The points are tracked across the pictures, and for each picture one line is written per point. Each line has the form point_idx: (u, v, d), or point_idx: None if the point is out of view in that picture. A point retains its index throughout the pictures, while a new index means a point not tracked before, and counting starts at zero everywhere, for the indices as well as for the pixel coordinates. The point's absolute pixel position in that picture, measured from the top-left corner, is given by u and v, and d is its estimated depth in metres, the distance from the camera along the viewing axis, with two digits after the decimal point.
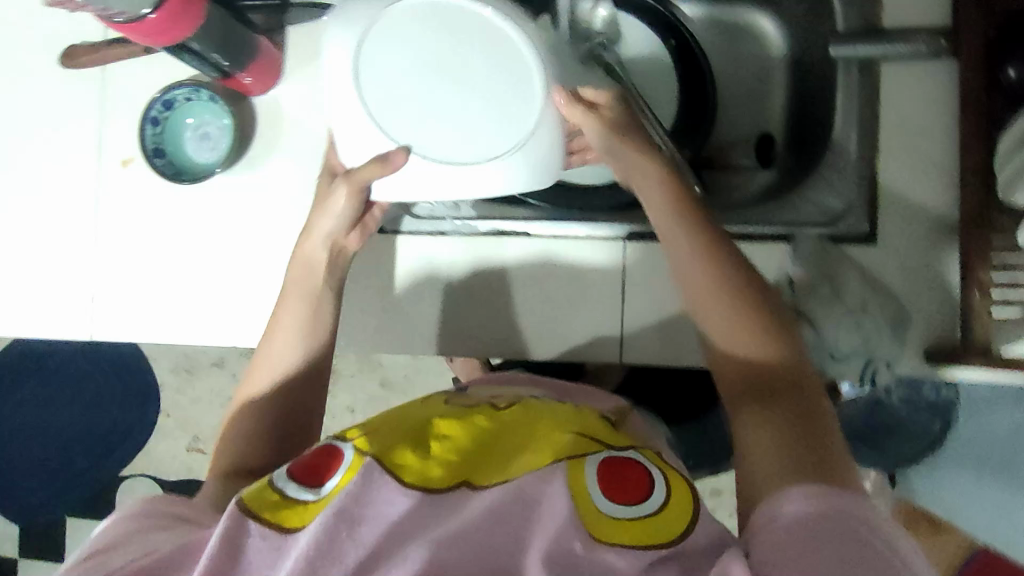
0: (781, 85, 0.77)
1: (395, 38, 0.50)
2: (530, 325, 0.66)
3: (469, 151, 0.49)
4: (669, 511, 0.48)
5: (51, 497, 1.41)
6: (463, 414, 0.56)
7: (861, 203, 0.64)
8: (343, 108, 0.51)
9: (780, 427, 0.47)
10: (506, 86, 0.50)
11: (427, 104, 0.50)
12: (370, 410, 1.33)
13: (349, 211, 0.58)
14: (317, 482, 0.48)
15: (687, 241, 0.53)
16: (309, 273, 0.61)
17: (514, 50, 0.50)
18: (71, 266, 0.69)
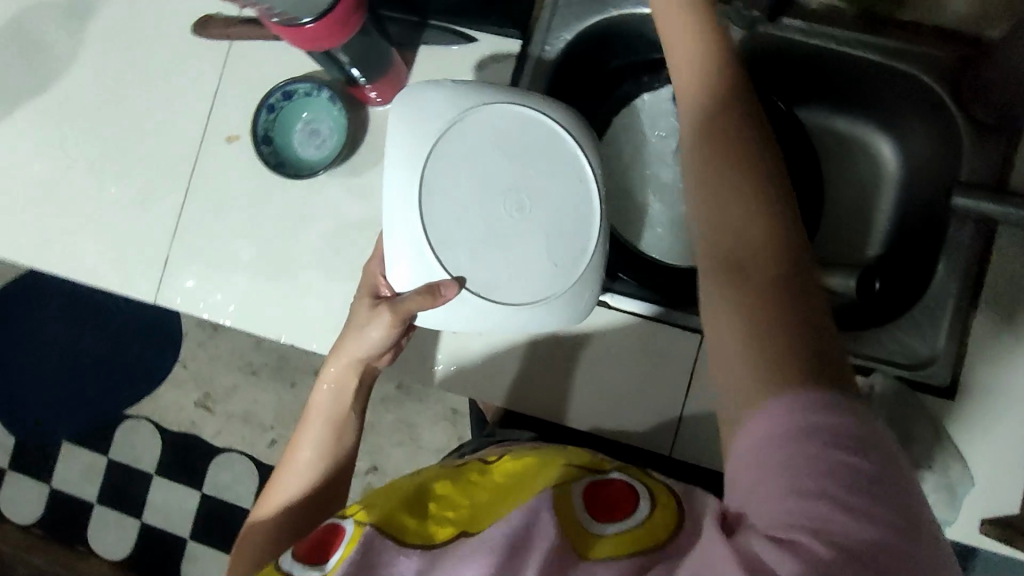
0: (885, 212, 0.77)
1: (455, 156, 0.52)
2: (583, 394, 0.67)
3: (527, 288, 0.52)
4: (658, 517, 0.47)
5: (51, 417, 1.41)
6: (456, 471, 0.57)
7: (951, 354, 0.63)
8: (393, 238, 0.52)
9: (769, 324, 0.38)
10: (566, 212, 0.52)
11: (487, 231, 0.52)
12: (382, 409, 1.32)
13: (384, 341, 0.58)
14: (320, 559, 0.50)
15: (705, 112, 0.45)
16: (336, 401, 0.63)
17: (572, 173, 0.53)
18: (153, 228, 0.70)
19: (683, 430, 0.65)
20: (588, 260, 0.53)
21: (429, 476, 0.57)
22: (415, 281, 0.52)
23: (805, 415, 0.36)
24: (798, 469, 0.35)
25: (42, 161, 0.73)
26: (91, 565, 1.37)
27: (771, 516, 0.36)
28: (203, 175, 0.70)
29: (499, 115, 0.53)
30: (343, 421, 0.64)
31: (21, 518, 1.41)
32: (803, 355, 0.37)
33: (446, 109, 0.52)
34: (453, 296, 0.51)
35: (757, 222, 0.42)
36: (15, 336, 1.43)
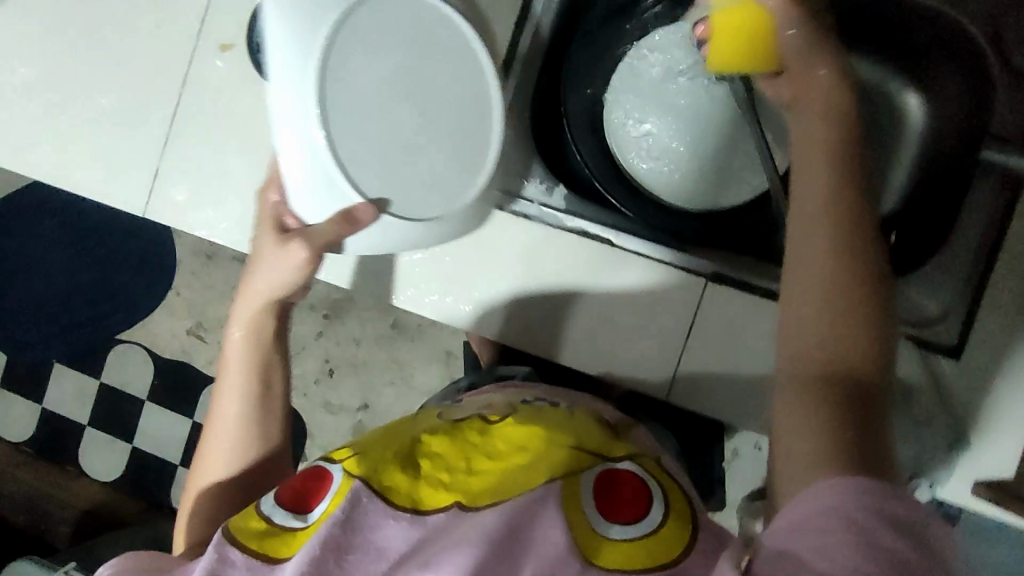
0: (908, 163, 0.72)
1: (344, 57, 0.53)
2: (578, 335, 0.65)
3: (433, 199, 0.58)
4: (672, 526, 0.49)
5: (42, 338, 1.40)
6: (455, 427, 0.56)
7: (960, 309, 0.61)
8: (296, 159, 0.53)
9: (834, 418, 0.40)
10: (465, 110, 0.58)
11: (395, 143, 0.56)
12: (374, 347, 1.31)
13: (295, 283, 0.59)
14: (303, 509, 0.50)
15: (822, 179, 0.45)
16: (255, 346, 0.62)
17: (467, 67, 0.58)
18: (145, 142, 0.67)
19: (681, 376, 0.64)
20: (487, 165, 0.60)
21: (425, 431, 0.55)
22: (331, 210, 0.55)
23: (868, 502, 0.36)
24: (836, 535, 0.35)
25: (26, 63, 0.69)
26: (81, 485, 1.38)
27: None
28: (197, 87, 0.66)
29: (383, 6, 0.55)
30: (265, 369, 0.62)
31: (13, 436, 1.42)
32: (855, 455, 0.39)
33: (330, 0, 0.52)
34: (371, 222, 0.54)
35: (847, 302, 0.42)
36: (5, 255, 1.41)
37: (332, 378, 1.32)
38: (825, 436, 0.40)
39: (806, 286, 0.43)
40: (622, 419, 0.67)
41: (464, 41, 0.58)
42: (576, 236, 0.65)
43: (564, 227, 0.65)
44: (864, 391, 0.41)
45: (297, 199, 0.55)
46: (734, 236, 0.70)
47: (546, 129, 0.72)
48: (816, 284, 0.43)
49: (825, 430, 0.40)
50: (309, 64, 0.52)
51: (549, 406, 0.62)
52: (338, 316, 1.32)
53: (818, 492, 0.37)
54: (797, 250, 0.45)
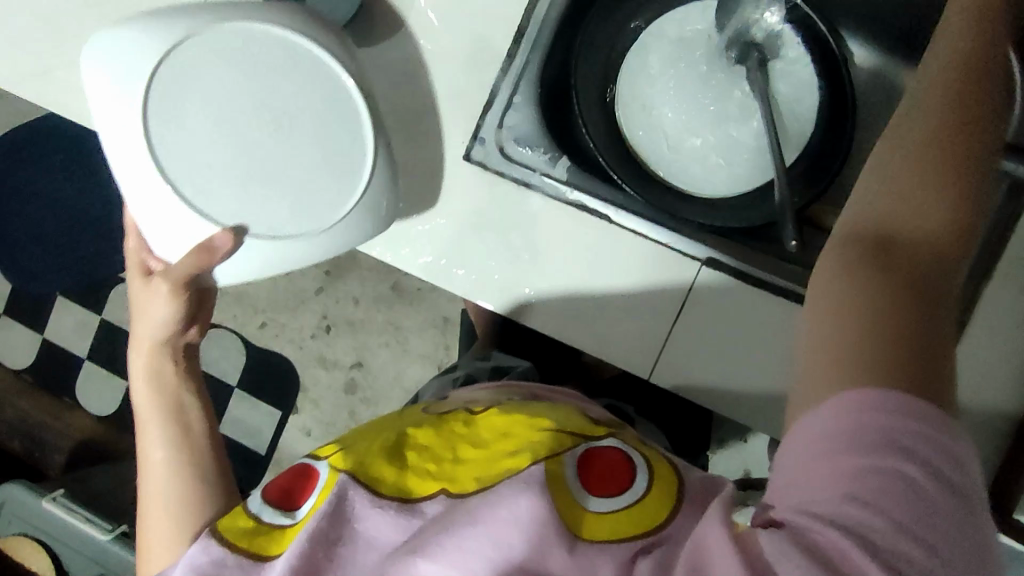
0: None
1: (179, 93, 0.55)
2: (569, 312, 0.66)
3: (312, 217, 0.58)
4: (657, 492, 0.47)
5: (46, 271, 1.42)
6: (440, 419, 0.56)
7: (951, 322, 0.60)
8: (144, 197, 0.56)
9: (891, 304, 0.39)
10: (319, 131, 0.58)
11: (252, 168, 0.57)
12: (374, 308, 1.32)
13: (176, 311, 0.64)
14: (291, 506, 0.50)
15: (943, 83, 0.44)
16: (161, 391, 0.65)
17: (319, 86, 0.58)
18: None
19: (666, 356, 0.66)
20: (367, 172, 0.59)
21: (411, 423, 0.55)
22: (190, 242, 0.57)
23: (889, 415, 0.36)
24: (837, 468, 0.36)
25: None
26: (79, 416, 1.40)
27: (808, 501, 0.37)
28: None
29: (220, 32, 0.56)
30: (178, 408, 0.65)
31: (14, 363, 1.44)
32: (905, 350, 0.38)
33: (157, 39, 0.55)
34: (232, 247, 0.56)
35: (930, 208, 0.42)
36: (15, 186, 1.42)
37: (328, 335, 1.33)
38: (878, 319, 0.39)
39: (891, 178, 0.43)
40: (609, 418, 0.62)
41: (312, 63, 0.58)
42: (575, 209, 0.65)
43: (565, 201, 0.65)
44: (930, 295, 0.40)
45: (154, 239, 0.58)
46: (743, 229, 0.67)
47: (556, 99, 0.71)
48: (901, 177, 0.43)
49: (869, 310, 0.39)
50: (137, 102, 0.54)
51: (531, 401, 0.61)
52: (339, 274, 1.33)
53: (837, 399, 0.38)
54: (894, 145, 0.44)
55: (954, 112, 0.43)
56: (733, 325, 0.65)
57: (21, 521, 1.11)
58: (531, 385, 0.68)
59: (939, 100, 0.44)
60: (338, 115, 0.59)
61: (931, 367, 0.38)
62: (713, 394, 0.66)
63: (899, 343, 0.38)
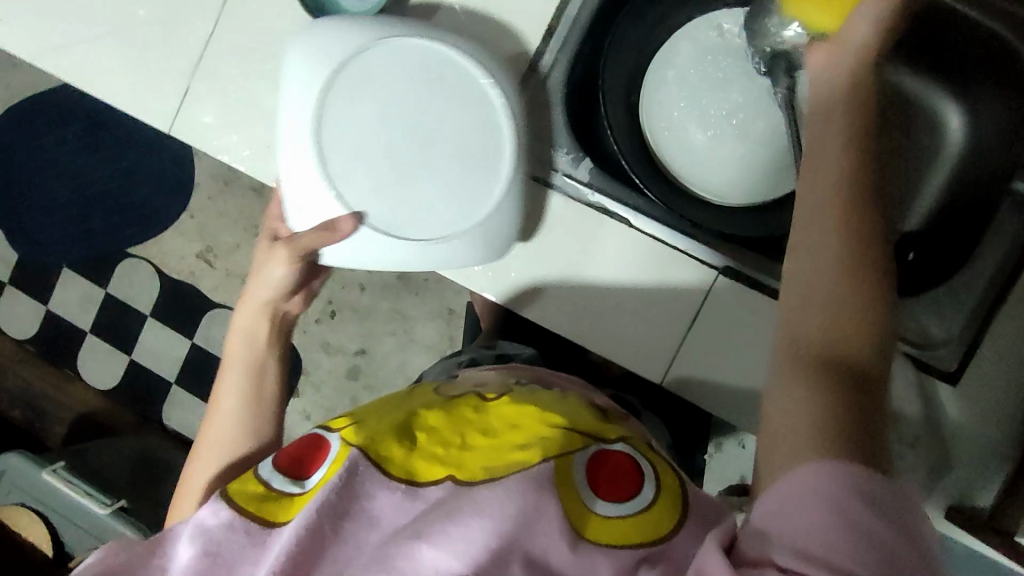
0: (940, 177, 0.72)
1: (352, 95, 0.57)
2: (582, 314, 0.65)
3: (446, 221, 0.59)
4: (662, 502, 0.47)
5: (54, 242, 1.41)
6: (451, 402, 0.54)
7: (965, 341, 0.60)
8: (300, 182, 0.57)
9: (824, 399, 0.40)
10: (468, 149, 0.59)
11: (401, 172, 0.58)
12: (380, 295, 1.32)
13: (288, 277, 0.63)
14: (301, 475, 0.50)
15: (828, 169, 0.46)
16: (250, 348, 0.65)
17: (475, 103, 0.59)
18: (180, 59, 0.67)
19: (679, 361, 0.65)
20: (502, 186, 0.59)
21: (420, 405, 0.54)
22: (322, 216, 0.58)
23: (852, 484, 0.37)
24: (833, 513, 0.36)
25: None
26: (80, 390, 1.40)
27: (797, 540, 0.37)
28: (240, 12, 0.66)
29: (396, 45, 0.58)
30: (261, 371, 0.65)
31: (18, 332, 1.43)
32: (846, 432, 0.39)
33: (338, 46, 0.57)
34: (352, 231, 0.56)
35: (841, 295, 0.43)
36: (27, 155, 1.41)
37: (333, 319, 1.34)
38: (820, 412, 0.40)
39: (805, 275, 0.44)
40: (614, 407, 0.63)
41: (476, 85, 0.59)
42: (595, 211, 0.65)
43: (586, 203, 0.65)
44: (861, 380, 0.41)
45: (296, 209, 0.59)
46: (758, 237, 0.69)
47: (581, 95, 0.70)
48: (815, 272, 0.44)
49: (825, 415, 0.40)
50: (315, 101, 0.56)
51: (542, 390, 0.60)
52: None
53: (809, 469, 0.38)
54: (802, 242, 0.45)
55: (840, 197, 0.45)
56: (754, 328, 0.63)
57: (18, 490, 1.12)
58: (544, 369, 0.67)
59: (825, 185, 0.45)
60: (489, 130, 0.59)
61: (869, 439, 0.40)
62: (728, 394, 0.64)
63: (854, 437, 0.39)
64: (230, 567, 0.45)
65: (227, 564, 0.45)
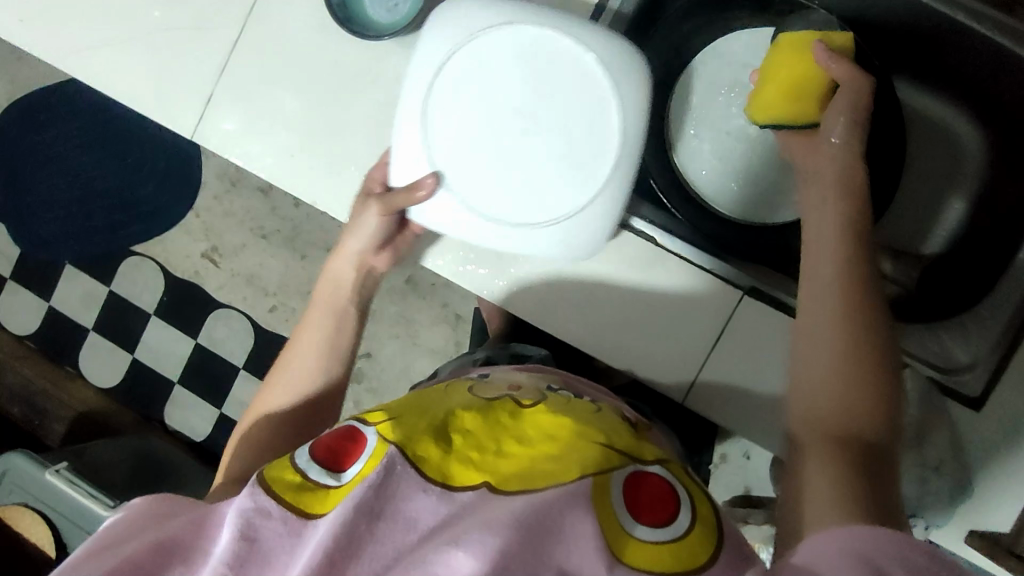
0: (964, 196, 0.72)
1: (478, 69, 0.55)
2: (603, 330, 0.65)
3: (540, 208, 0.56)
4: (697, 533, 0.44)
5: (58, 238, 1.40)
6: (486, 404, 0.52)
7: (990, 366, 0.60)
8: (404, 154, 0.57)
9: (843, 464, 0.41)
10: (573, 143, 0.55)
11: (506, 150, 0.56)
12: (386, 298, 1.31)
13: (379, 230, 0.62)
14: (338, 467, 0.46)
15: (835, 248, 0.49)
16: (333, 295, 0.66)
17: (593, 92, 0.55)
18: (204, 64, 0.66)
19: (700, 384, 0.65)
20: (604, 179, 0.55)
21: (457, 404, 0.51)
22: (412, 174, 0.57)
23: (897, 552, 0.35)
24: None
25: None
26: (80, 386, 1.38)
27: None
28: (265, 19, 0.65)
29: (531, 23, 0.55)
30: (342, 318, 0.65)
31: (17, 328, 1.42)
32: (863, 492, 0.40)
33: (471, 21, 0.55)
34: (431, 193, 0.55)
35: (853, 366, 0.44)
36: (31, 150, 1.40)
37: None
38: (843, 476, 0.41)
39: (811, 351, 0.46)
40: (640, 418, 0.63)
41: (594, 74, 0.55)
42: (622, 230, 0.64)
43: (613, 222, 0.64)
44: (872, 441, 0.43)
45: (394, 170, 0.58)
46: (780, 251, 0.69)
47: None
48: (829, 346, 0.45)
49: (845, 480, 0.41)
50: (430, 75, 0.56)
51: (574, 398, 0.58)
52: None
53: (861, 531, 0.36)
54: (808, 320, 0.47)
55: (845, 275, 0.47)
56: (783, 342, 0.63)
57: (22, 491, 1.11)
58: (568, 372, 0.66)
59: (818, 266, 0.49)
60: (599, 116, 0.55)
61: (886, 498, 0.40)
62: (751, 404, 0.64)
63: (876, 502, 0.40)
64: (265, 559, 0.41)
65: (264, 556, 0.41)
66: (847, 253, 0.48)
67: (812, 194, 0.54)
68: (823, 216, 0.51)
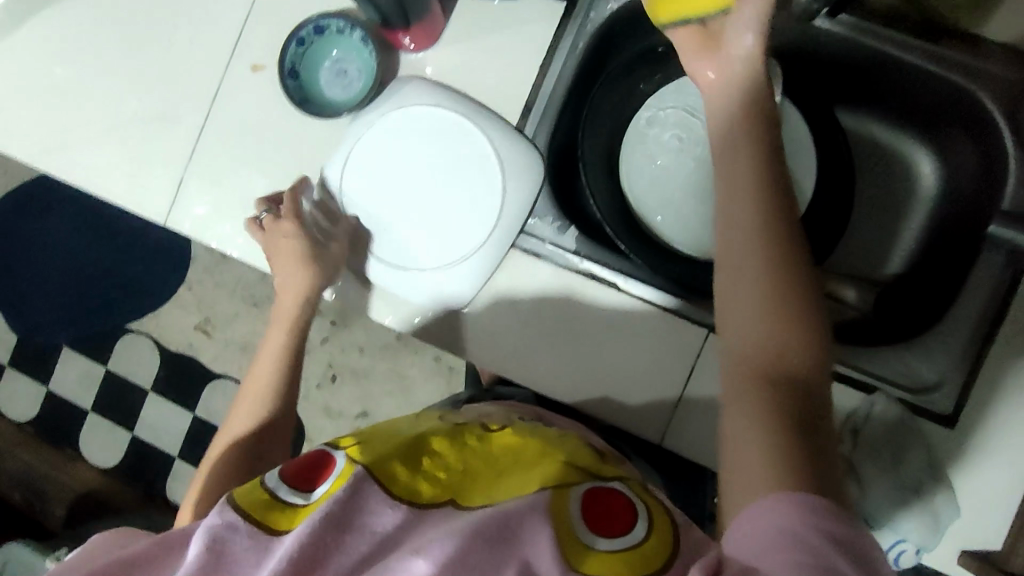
0: (919, 218, 0.74)
1: (394, 138, 0.66)
2: (569, 373, 0.65)
3: (436, 254, 0.66)
4: (653, 542, 0.43)
5: (53, 324, 1.42)
6: (454, 431, 0.54)
7: (959, 382, 0.61)
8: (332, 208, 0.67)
9: (776, 422, 0.42)
10: (464, 195, 0.66)
11: (410, 206, 0.66)
12: (379, 355, 1.33)
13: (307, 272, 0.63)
14: (307, 487, 0.46)
15: (749, 198, 0.48)
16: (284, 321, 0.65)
17: (482, 157, 0.65)
18: (173, 153, 0.69)
19: (677, 420, 0.64)
20: (493, 232, 0.65)
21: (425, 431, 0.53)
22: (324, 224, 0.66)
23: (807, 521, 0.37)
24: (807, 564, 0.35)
25: (62, 60, 0.71)
26: (80, 469, 1.38)
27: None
28: (228, 106, 0.69)
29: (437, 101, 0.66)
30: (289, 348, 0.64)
31: (16, 416, 1.43)
32: (790, 450, 0.41)
33: (394, 101, 0.66)
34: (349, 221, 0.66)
35: (784, 327, 0.45)
36: (26, 239, 1.43)
37: (332, 384, 1.34)
38: (773, 435, 0.41)
39: (737, 310, 0.46)
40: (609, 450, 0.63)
41: (483, 145, 0.65)
42: (584, 278, 0.65)
43: (575, 269, 0.66)
44: (803, 395, 0.44)
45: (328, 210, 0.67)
46: None
47: (565, 164, 0.72)
48: (756, 304, 0.45)
49: (778, 440, 0.41)
50: (354, 143, 0.66)
51: (542, 426, 0.60)
52: (345, 322, 1.34)
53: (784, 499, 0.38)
54: (730, 271, 0.47)
55: (770, 231, 0.47)
56: None
57: None
58: (546, 411, 0.68)
59: (739, 214, 0.48)
60: (487, 175, 0.65)
61: (817, 460, 0.41)
62: None
63: (811, 467, 0.40)
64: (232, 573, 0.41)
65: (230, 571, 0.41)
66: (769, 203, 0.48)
67: (726, 134, 0.53)
68: (735, 179, 0.50)
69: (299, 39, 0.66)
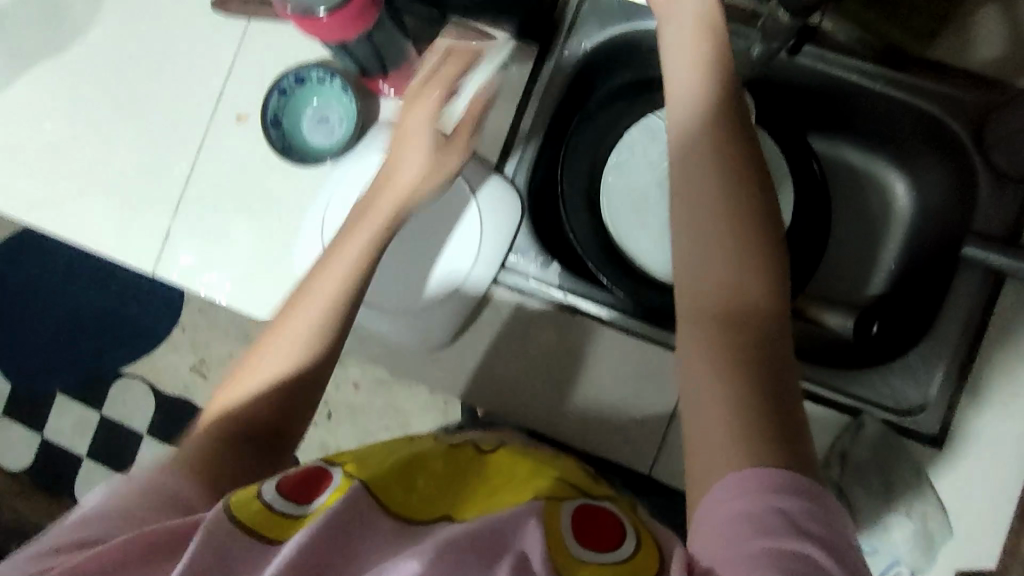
0: (899, 238, 0.75)
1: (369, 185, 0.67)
2: (558, 403, 0.66)
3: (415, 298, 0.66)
4: (641, 559, 0.42)
5: (47, 371, 1.42)
6: (450, 450, 0.55)
7: (942, 404, 0.62)
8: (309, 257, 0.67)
9: (745, 383, 0.42)
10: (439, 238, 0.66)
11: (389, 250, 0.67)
12: (374, 391, 1.32)
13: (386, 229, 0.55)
14: (304, 497, 0.45)
15: (709, 172, 0.49)
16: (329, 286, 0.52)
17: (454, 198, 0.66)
18: (160, 203, 0.70)
19: (667, 450, 0.64)
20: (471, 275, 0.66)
21: (423, 448, 0.54)
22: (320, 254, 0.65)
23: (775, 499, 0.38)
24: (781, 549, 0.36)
25: (51, 116, 0.73)
26: None
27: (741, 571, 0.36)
28: (213, 155, 0.70)
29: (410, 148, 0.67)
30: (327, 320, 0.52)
31: (11, 466, 1.42)
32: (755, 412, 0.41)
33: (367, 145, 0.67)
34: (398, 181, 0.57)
35: (749, 287, 0.45)
36: (19, 288, 1.44)
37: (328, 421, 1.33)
38: (737, 396, 0.42)
39: (697, 278, 0.47)
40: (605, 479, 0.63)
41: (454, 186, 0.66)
42: (566, 312, 0.67)
43: (556, 303, 0.67)
44: (771, 355, 0.44)
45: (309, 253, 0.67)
46: None
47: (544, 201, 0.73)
48: (718, 274, 0.46)
49: (744, 405, 0.41)
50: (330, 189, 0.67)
51: (538, 448, 0.60)
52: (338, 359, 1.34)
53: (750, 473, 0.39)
54: (690, 234, 0.48)
55: (722, 202, 0.48)
56: None
57: None
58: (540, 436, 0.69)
59: (699, 180, 0.49)
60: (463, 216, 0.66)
61: (785, 426, 0.41)
62: None
63: (781, 433, 0.40)
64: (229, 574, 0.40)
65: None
66: (734, 171, 0.49)
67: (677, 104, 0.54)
68: (702, 167, 0.49)
69: (279, 89, 0.68)
